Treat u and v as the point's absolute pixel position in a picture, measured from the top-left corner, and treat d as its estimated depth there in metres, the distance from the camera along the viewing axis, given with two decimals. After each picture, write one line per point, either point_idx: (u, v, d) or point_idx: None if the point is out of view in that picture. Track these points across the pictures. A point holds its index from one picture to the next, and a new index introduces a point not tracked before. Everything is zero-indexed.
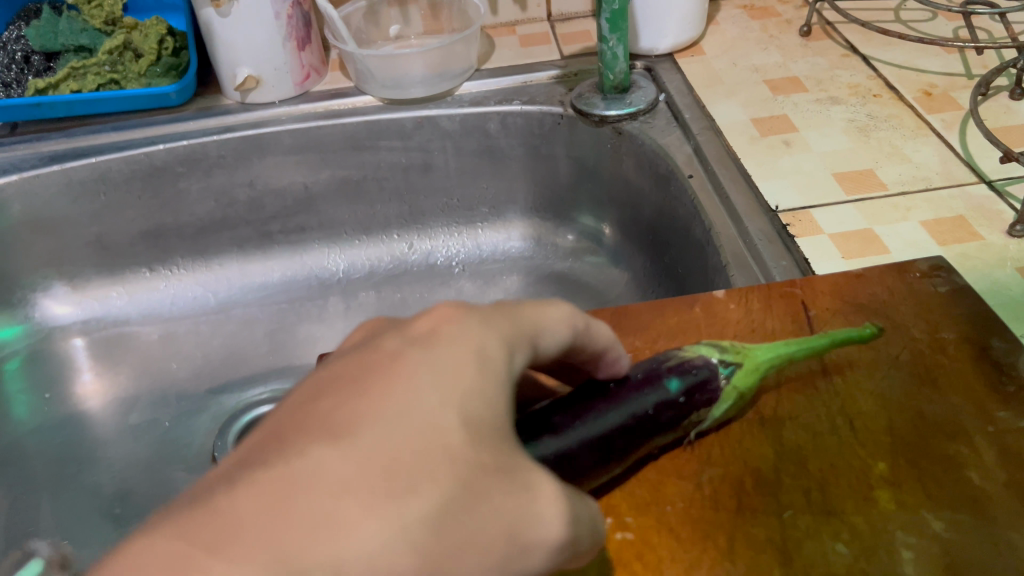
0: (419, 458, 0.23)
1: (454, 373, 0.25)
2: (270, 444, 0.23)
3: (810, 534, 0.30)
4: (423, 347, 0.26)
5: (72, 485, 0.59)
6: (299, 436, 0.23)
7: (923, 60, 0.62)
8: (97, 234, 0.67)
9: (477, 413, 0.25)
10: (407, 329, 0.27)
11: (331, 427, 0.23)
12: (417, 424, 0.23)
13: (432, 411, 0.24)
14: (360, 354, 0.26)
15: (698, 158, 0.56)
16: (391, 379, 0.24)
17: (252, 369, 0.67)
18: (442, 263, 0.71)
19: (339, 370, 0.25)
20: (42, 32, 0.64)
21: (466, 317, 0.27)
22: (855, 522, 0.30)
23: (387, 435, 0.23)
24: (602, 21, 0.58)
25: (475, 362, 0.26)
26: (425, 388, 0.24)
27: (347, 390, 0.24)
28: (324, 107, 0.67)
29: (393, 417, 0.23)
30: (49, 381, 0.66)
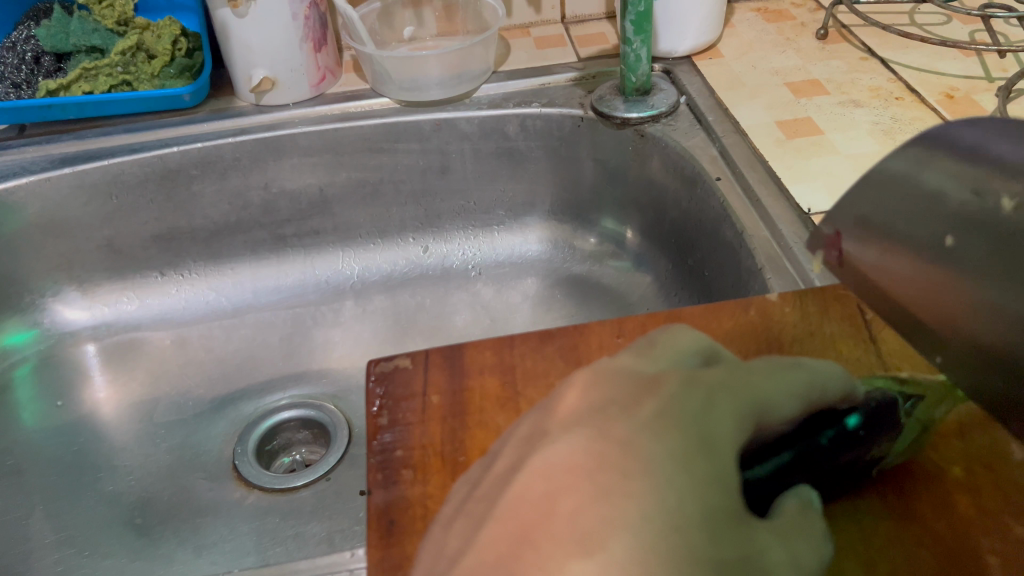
0: (668, 561, 0.25)
1: (680, 467, 0.28)
2: (518, 549, 0.26)
3: (894, 539, 0.30)
4: (654, 436, 0.29)
5: (89, 493, 0.58)
6: (548, 549, 0.25)
7: (943, 63, 0.62)
8: (109, 237, 0.66)
9: (716, 505, 0.27)
10: (636, 414, 0.30)
11: (580, 535, 0.26)
12: (663, 531, 0.26)
13: (674, 517, 0.26)
14: (586, 440, 0.29)
15: (724, 160, 0.55)
16: (629, 480, 0.27)
17: (268, 375, 0.66)
18: (458, 266, 0.71)
19: (574, 457, 0.28)
20: (53, 33, 0.63)
21: (689, 404, 0.30)
22: (935, 527, 0.30)
23: (635, 542, 0.25)
24: (626, 23, 0.57)
25: (705, 454, 0.28)
26: (665, 485, 0.27)
27: (588, 483, 0.27)
28: (341, 109, 0.66)
29: (644, 523, 0.26)
30: (61, 387, 0.65)
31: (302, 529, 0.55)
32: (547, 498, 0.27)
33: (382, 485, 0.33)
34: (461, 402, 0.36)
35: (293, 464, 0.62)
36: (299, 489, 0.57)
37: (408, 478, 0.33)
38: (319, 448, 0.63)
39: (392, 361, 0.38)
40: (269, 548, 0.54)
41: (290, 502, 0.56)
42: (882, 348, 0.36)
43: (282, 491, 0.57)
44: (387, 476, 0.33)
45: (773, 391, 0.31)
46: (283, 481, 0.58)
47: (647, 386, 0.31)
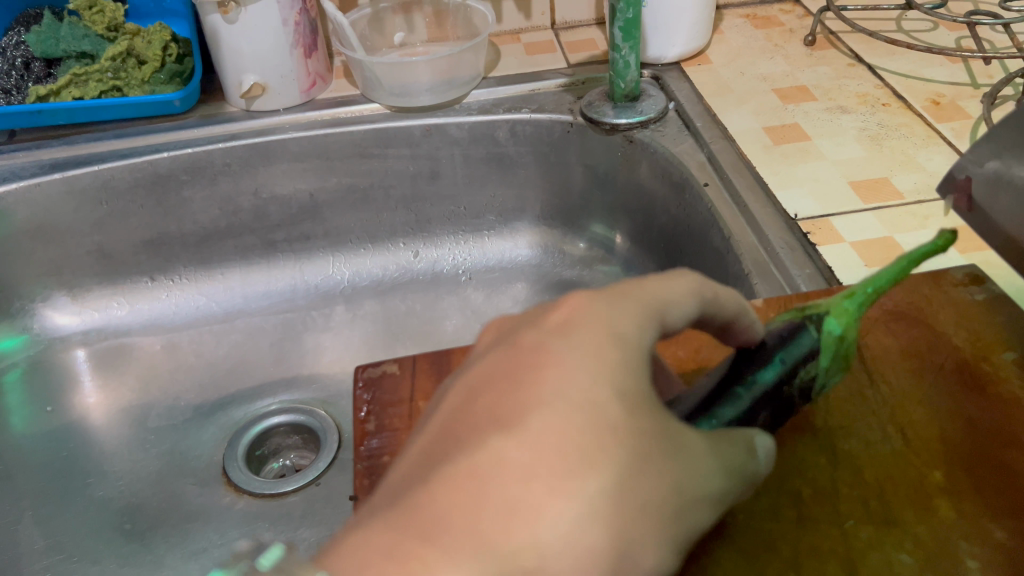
0: (583, 432, 0.25)
1: (592, 354, 0.27)
2: (440, 453, 0.25)
3: (874, 543, 0.30)
4: (565, 333, 0.28)
5: (78, 498, 0.58)
6: (467, 440, 0.25)
7: (929, 70, 0.63)
8: (98, 243, 0.66)
9: (626, 385, 0.27)
10: (546, 317, 0.29)
11: (499, 424, 0.25)
12: (575, 407, 0.26)
13: (587, 396, 0.26)
14: (499, 352, 0.28)
15: (712, 166, 0.56)
16: (540, 368, 0.27)
17: (258, 380, 0.66)
18: (449, 271, 0.71)
19: (491, 367, 0.28)
20: (43, 38, 0.63)
21: (600, 301, 0.29)
22: (916, 531, 0.30)
23: (554, 422, 0.25)
24: (615, 30, 0.58)
25: (612, 344, 0.28)
26: (574, 368, 0.27)
27: (502, 384, 0.27)
28: (331, 115, 0.66)
29: (556, 400, 0.26)
30: (50, 392, 0.65)
31: (292, 534, 0.55)
32: (468, 406, 0.27)
33: (368, 490, 0.33)
34: None
35: (282, 470, 0.62)
36: (288, 495, 0.57)
37: None
38: (309, 453, 0.63)
39: (379, 367, 0.39)
40: (259, 553, 0.54)
41: (279, 507, 0.56)
42: (864, 355, 0.37)
43: (272, 496, 0.57)
44: (374, 481, 0.33)
45: (668, 293, 0.30)
46: (272, 486, 0.58)
47: (560, 299, 0.30)
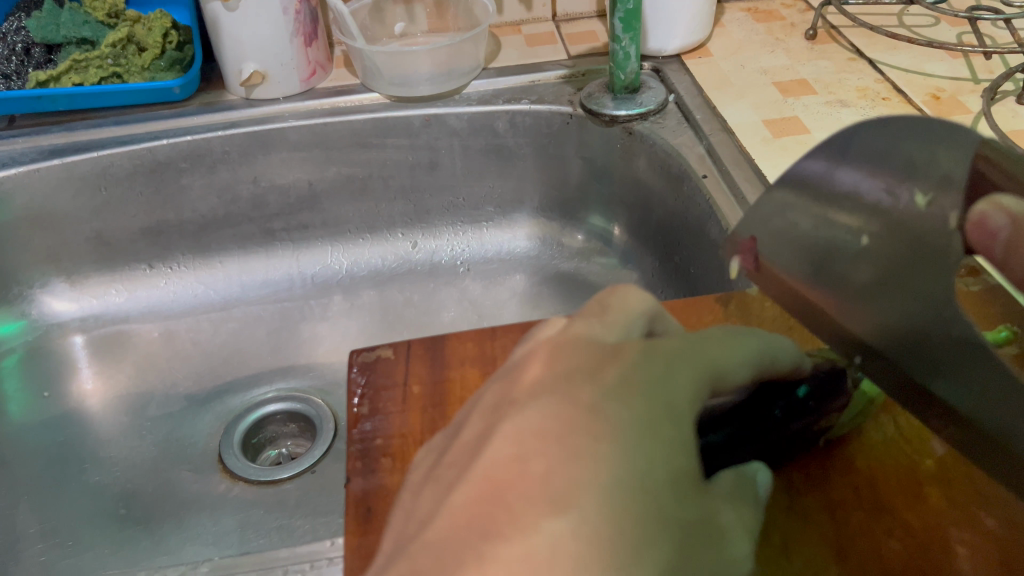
0: (634, 525, 0.26)
1: (648, 431, 0.28)
2: (488, 512, 0.26)
3: (865, 532, 0.31)
4: (619, 401, 0.29)
5: (74, 484, 0.58)
6: (519, 511, 0.26)
7: (930, 65, 0.62)
8: (97, 230, 0.66)
9: (680, 468, 0.28)
10: (605, 376, 0.30)
11: (554, 496, 0.26)
12: (633, 492, 0.27)
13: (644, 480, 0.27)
14: (553, 405, 0.29)
15: (711, 159, 0.56)
16: (597, 443, 0.27)
17: (256, 369, 0.66)
18: (447, 262, 0.71)
19: (544, 424, 0.28)
20: (43, 24, 0.63)
21: (651, 369, 0.30)
22: (906, 518, 0.31)
23: (608, 504, 0.26)
24: (616, 21, 0.57)
25: (666, 420, 0.29)
26: (632, 449, 0.27)
27: (556, 449, 0.27)
28: (331, 104, 0.66)
29: (615, 482, 0.27)
30: (48, 379, 0.65)
31: (287, 522, 0.55)
32: (519, 464, 0.27)
33: (360, 473, 0.33)
34: (442, 394, 0.36)
35: (278, 458, 0.62)
36: (284, 482, 0.57)
37: (387, 466, 0.33)
38: (305, 441, 0.63)
39: (373, 352, 0.39)
40: (252, 540, 0.54)
41: (275, 494, 0.57)
42: None
43: (267, 483, 0.57)
44: (366, 465, 0.34)
45: (726, 359, 0.31)
46: (267, 473, 0.58)
47: (614, 353, 0.31)
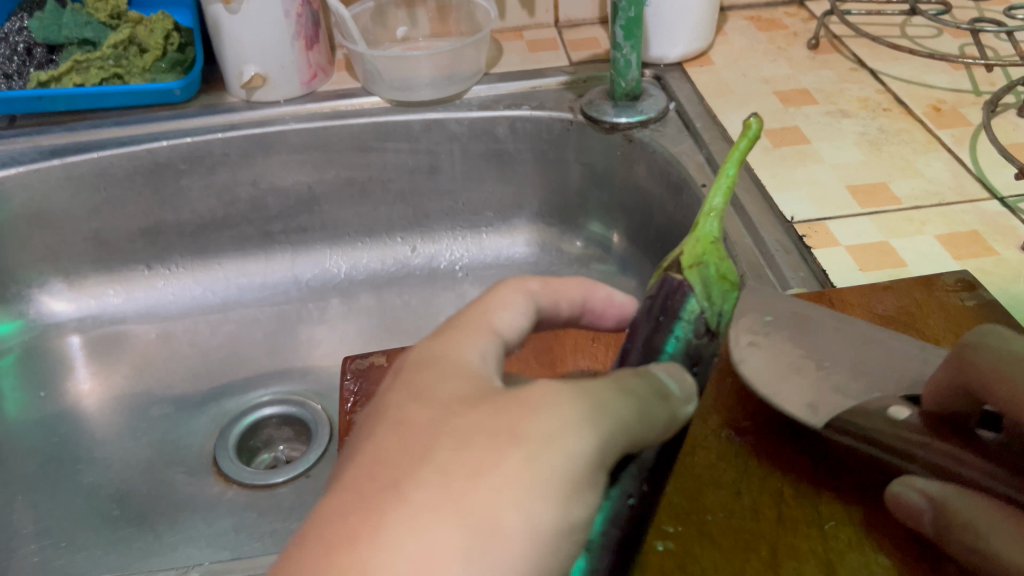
0: (470, 483, 0.25)
1: (448, 384, 0.29)
2: (345, 513, 0.25)
3: (855, 548, 0.32)
4: (476, 397, 0.28)
5: (68, 485, 0.58)
6: (363, 499, 0.25)
7: (931, 76, 0.62)
8: (96, 230, 0.66)
9: (532, 433, 0.26)
10: (398, 384, 0.29)
11: (394, 472, 0.25)
12: (461, 431, 0.26)
13: (461, 423, 0.27)
14: (419, 407, 0.28)
15: (711, 168, 0.55)
16: (447, 432, 0.26)
17: (252, 371, 0.66)
18: (445, 267, 0.71)
19: (384, 434, 0.27)
20: (46, 25, 0.63)
21: (446, 355, 0.30)
22: (896, 535, 0.32)
23: (448, 454, 0.25)
24: (617, 28, 0.57)
25: (518, 399, 0.27)
26: (474, 430, 0.26)
27: (415, 438, 0.26)
28: (331, 107, 0.66)
29: (441, 436, 0.26)
30: (45, 378, 0.65)
31: (280, 526, 0.55)
32: (379, 459, 0.26)
33: None
34: None
35: (274, 461, 0.62)
36: (278, 486, 0.57)
37: None
38: (300, 444, 0.63)
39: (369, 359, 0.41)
40: (245, 544, 0.54)
41: (269, 498, 0.56)
42: None
43: (261, 486, 0.57)
44: None
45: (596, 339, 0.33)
46: (262, 476, 0.58)
47: (413, 359, 0.30)
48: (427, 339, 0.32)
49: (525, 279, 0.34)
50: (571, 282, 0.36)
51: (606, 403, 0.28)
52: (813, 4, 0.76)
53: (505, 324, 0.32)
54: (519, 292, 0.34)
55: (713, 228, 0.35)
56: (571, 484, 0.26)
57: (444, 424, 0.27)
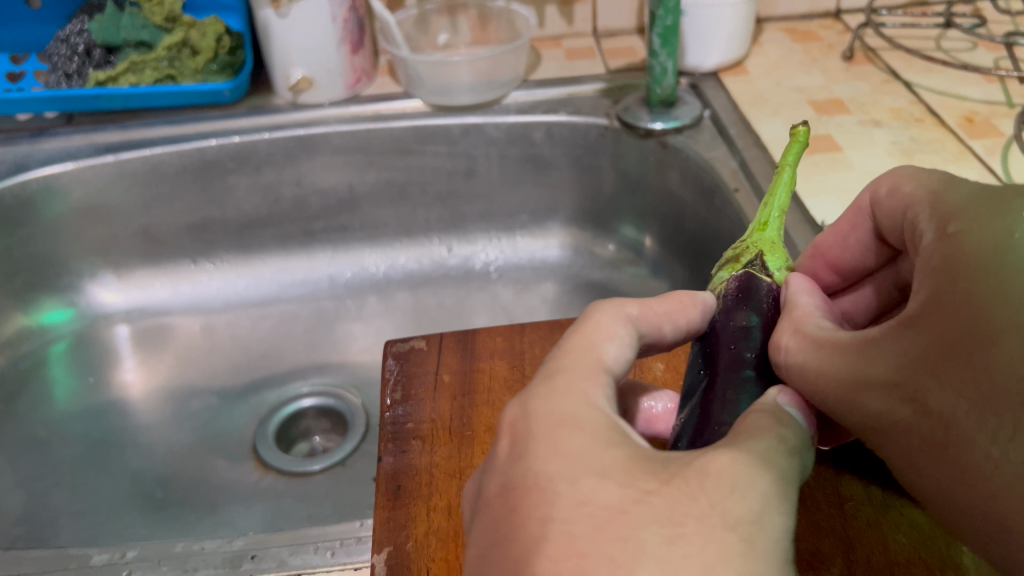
0: (696, 566, 0.23)
1: (609, 453, 0.27)
2: None
3: (872, 521, 0.35)
4: (655, 472, 0.27)
5: (113, 467, 0.60)
6: None
7: (966, 88, 0.63)
8: (146, 224, 0.69)
9: (734, 514, 0.25)
10: (550, 454, 0.28)
11: (610, 567, 0.24)
12: (662, 514, 0.25)
13: (656, 502, 0.25)
14: (597, 481, 0.26)
15: (744, 173, 0.56)
16: (647, 515, 0.25)
17: (290, 366, 0.68)
18: (480, 267, 0.73)
19: (575, 514, 0.25)
20: (105, 27, 0.66)
21: (584, 417, 0.29)
22: (913, 515, 0.35)
23: (660, 547, 0.24)
24: (654, 36, 0.59)
25: (700, 464, 0.27)
26: (677, 507, 0.25)
27: (619, 522, 0.25)
28: (374, 110, 0.68)
29: (648, 523, 0.25)
30: (93, 365, 0.67)
31: (315, 511, 0.56)
32: (582, 545, 0.24)
33: (392, 452, 0.41)
34: (468, 380, 0.45)
35: (310, 451, 0.64)
36: (315, 473, 0.59)
37: (416, 449, 0.41)
38: (336, 436, 0.65)
39: (408, 343, 0.48)
40: (283, 526, 0.55)
41: (306, 486, 0.58)
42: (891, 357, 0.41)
43: (299, 474, 0.59)
44: (398, 445, 0.42)
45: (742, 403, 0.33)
46: (300, 464, 0.60)
47: (548, 424, 0.29)
48: (544, 396, 0.31)
49: (625, 303, 0.35)
50: (673, 298, 0.36)
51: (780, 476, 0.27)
52: (848, 16, 0.76)
53: (611, 357, 0.33)
54: (618, 319, 0.34)
55: (777, 230, 0.39)
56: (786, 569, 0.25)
57: (640, 506, 0.25)
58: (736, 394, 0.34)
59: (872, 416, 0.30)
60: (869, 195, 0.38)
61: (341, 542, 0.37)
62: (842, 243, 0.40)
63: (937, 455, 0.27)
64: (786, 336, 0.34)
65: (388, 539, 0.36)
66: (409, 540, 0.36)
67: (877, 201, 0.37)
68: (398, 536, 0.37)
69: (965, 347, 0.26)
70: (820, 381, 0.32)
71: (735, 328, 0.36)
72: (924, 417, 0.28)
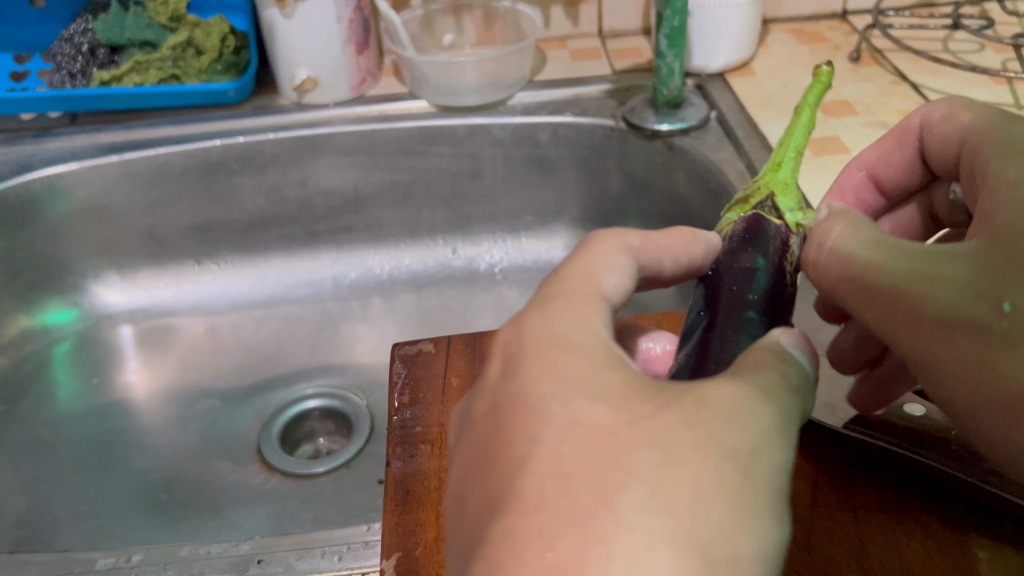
0: (690, 496, 0.23)
1: (602, 377, 0.26)
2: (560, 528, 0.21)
3: (885, 527, 0.35)
4: (652, 399, 0.25)
5: (117, 468, 0.60)
6: (574, 513, 0.22)
7: (973, 90, 0.63)
8: (150, 224, 0.68)
9: (731, 446, 0.24)
10: (541, 377, 0.26)
11: (598, 487, 0.22)
12: (657, 438, 0.24)
13: (651, 427, 0.24)
14: (590, 403, 0.25)
15: (751, 175, 0.56)
16: (642, 438, 0.24)
17: (294, 367, 0.67)
18: (485, 269, 0.73)
19: (560, 429, 0.24)
20: (109, 26, 0.65)
21: (578, 343, 0.27)
22: (927, 522, 0.35)
23: (652, 467, 0.23)
24: (660, 37, 0.58)
25: (698, 400, 0.26)
26: (674, 434, 0.24)
27: (611, 443, 0.23)
28: (379, 110, 0.68)
29: (643, 447, 0.23)
30: (96, 366, 0.67)
31: (320, 514, 0.56)
32: (573, 464, 0.23)
33: (401, 457, 0.41)
34: (476, 384, 0.45)
35: (315, 452, 0.64)
36: (319, 476, 0.59)
37: (424, 453, 0.41)
38: (341, 438, 0.64)
39: (415, 346, 0.47)
40: (288, 529, 0.55)
41: (310, 488, 0.58)
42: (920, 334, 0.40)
43: (303, 476, 0.59)
44: (406, 449, 0.41)
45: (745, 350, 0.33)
46: (304, 466, 0.59)
47: (543, 345, 0.27)
48: (540, 320, 0.29)
49: (626, 234, 0.33)
50: (679, 233, 0.35)
51: (772, 420, 0.26)
52: (855, 18, 0.76)
53: (610, 286, 0.31)
54: (619, 248, 0.32)
55: (791, 172, 0.40)
56: (777, 503, 0.24)
57: (634, 429, 0.24)
58: (736, 332, 0.33)
59: (932, 319, 0.30)
60: (920, 117, 0.39)
61: (349, 546, 0.37)
62: (886, 161, 0.42)
63: (979, 371, 0.29)
64: (837, 228, 0.34)
65: (397, 545, 0.36)
66: (418, 546, 0.36)
67: (930, 125, 0.39)
68: (407, 542, 0.36)
69: None
70: (873, 270, 0.31)
71: (738, 269, 0.36)
72: (976, 334, 0.29)
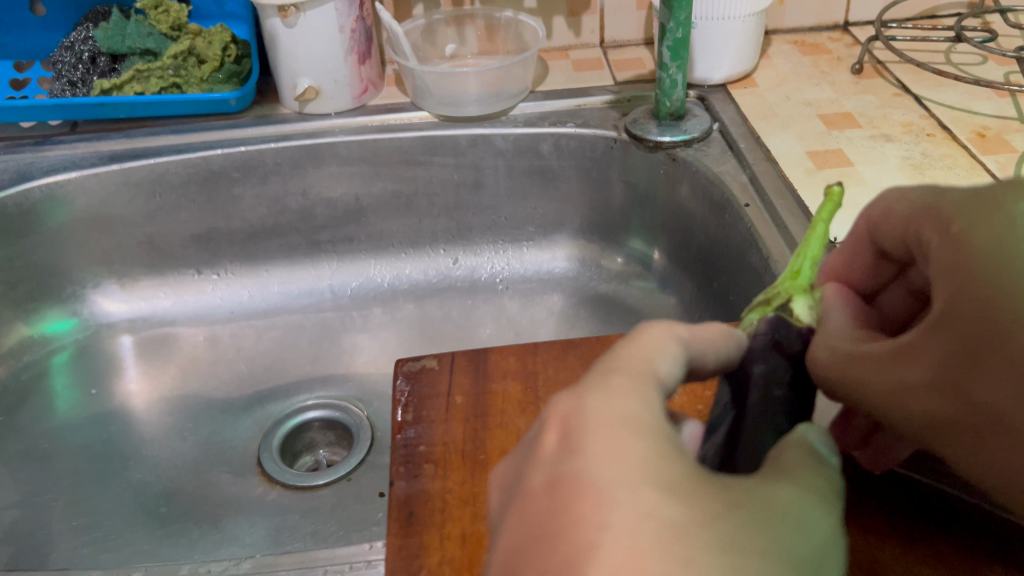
0: None
1: (673, 465, 0.23)
2: None
3: (898, 557, 0.34)
4: (716, 493, 0.23)
5: (115, 479, 0.59)
6: None
7: (977, 103, 0.63)
8: (150, 234, 0.68)
9: (796, 556, 0.22)
10: (605, 451, 0.22)
11: None
12: (728, 546, 0.21)
13: (721, 531, 0.21)
14: (661, 495, 0.21)
15: (754, 188, 0.56)
16: (711, 545, 0.21)
17: (295, 377, 0.67)
18: (486, 279, 0.72)
19: (628, 521, 0.20)
20: (110, 35, 0.65)
21: (641, 420, 0.24)
22: (940, 547, 0.35)
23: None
24: (664, 49, 0.58)
25: (761, 508, 0.23)
26: (740, 542, 0.21)
27: (685, 545, 0.20)
28: (380, 120, 0.67)
29: (714, 557, 0.20)
30: (95, 376, 0.67)
31: (320, 527, 0.56)
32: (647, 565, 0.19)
33: (404, 477, 0.40)
34: (481, 401, 0.45)
35: (316, 464, 0.64)
36: (320, 488, 0.58)
37: (428, 474, 0.40)
38: (341, 449, 0.64)
39: (418, 362, 0.47)
40: (287, 543, 0.55)
41: (310, 500, 0.58)
42: None
43: (304, 488, 0.58)
44: (409, 469, 0.41)
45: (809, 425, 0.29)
46: (305, 478, 0.59)
47: (608, 422, 0.24)
48: (598, 395, 0.25)
49: (673, 323, 0.30)
50: (712, 327, 0.31)
51: (834, 525, 0.24)
52: (856, 30, 0.76)
53: (664, 370, 0.27)
54: (669, 336, 0.29)
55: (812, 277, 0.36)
56: None
57: (708, 532, 0.21)
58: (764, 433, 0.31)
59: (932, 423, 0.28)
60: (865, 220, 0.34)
61: (351, 566, 0.37)
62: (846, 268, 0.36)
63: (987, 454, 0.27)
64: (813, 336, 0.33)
65: (400, 569, 0.36)
66: (421, 569, 0.36)
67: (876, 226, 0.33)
68: (411, 566, 0.36)
69: (998, 344, 0.25)
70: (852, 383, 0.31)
71: (771, 359, 0.33)
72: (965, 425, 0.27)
